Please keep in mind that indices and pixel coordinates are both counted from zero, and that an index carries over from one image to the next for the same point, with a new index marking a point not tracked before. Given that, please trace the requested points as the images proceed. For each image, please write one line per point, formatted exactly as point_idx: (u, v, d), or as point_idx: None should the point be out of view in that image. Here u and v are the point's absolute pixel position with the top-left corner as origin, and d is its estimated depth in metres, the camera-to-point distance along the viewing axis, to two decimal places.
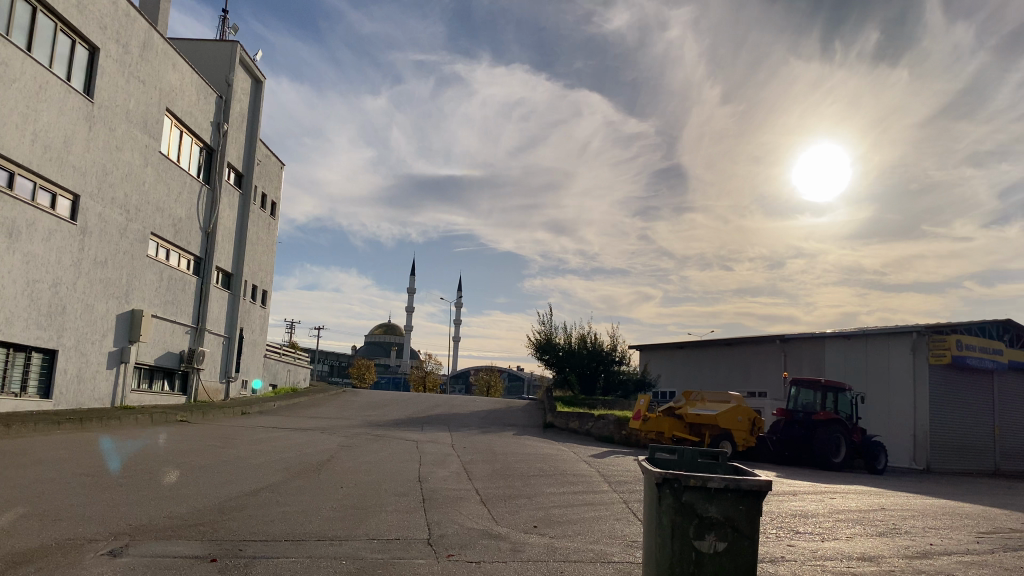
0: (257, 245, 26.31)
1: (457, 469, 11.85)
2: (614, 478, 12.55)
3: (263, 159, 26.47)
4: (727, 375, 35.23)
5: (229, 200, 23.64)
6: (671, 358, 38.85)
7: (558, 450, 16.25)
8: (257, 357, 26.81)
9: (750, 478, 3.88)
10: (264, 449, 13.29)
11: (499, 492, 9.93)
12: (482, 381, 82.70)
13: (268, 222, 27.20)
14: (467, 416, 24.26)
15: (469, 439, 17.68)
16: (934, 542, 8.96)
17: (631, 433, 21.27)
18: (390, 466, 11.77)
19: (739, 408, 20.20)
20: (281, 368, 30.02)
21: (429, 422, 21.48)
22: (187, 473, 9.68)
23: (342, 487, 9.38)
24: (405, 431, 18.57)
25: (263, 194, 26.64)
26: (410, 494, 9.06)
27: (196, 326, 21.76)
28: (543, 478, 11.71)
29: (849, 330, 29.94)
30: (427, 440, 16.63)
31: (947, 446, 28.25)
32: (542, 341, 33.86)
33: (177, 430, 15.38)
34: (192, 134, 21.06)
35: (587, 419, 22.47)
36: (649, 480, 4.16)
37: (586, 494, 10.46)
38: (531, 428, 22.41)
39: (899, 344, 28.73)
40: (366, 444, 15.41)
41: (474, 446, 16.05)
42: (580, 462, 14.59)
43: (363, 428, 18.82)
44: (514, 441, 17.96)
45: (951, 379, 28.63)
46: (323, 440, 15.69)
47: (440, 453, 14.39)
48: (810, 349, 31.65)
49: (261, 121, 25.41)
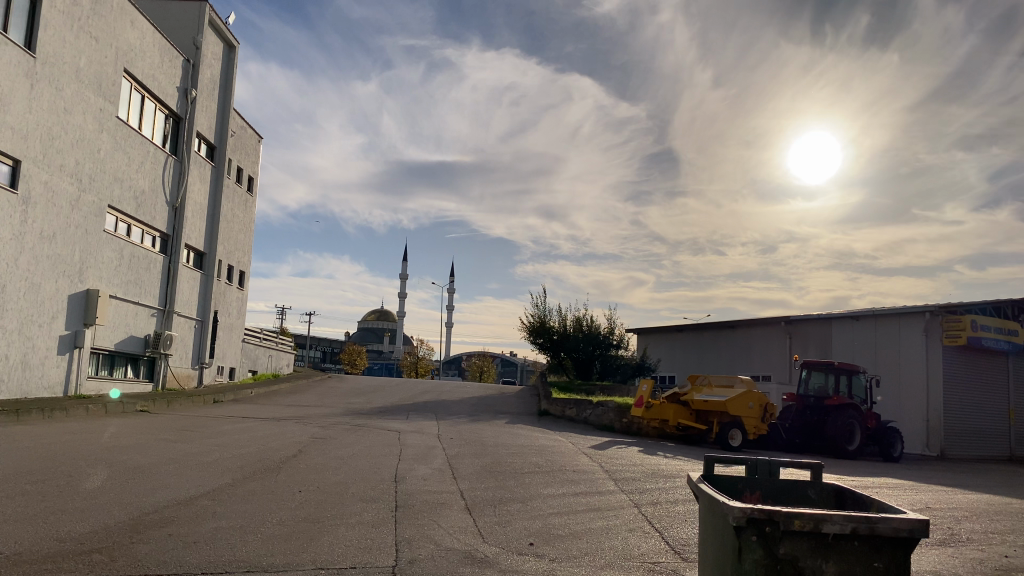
0: (232, 222, 24.69)
1: (440, 466, 10.36)
2: (619, 474, 11.09)
3: (238, 131, 24.83)
4: (731, 359, 33.79)
5: (200, 174, 22.03)
6: (671, 342, 37.39)
7: (557, 441, 14.76)
8: (234, 342, 25.27)
9: (893, 519, 2.95)
10: (226, 443, 11.82)
11: (487, 494, 8.45)
12: (476, 367, 81.21)
13: (244, 198, 25.57)
14: (458, 403, 22.75)
15: (459, 428, 16.19)
16: (1007, 553, 7.51)
17: (632, 421, 19.90)
18: (365, 463, 10.29)
19: (749, 394, 18.71)
20: (261, 353, 28.44)
21: (417, 410, 19.98)
22: (116, 477, 8.20)
23: (301, 492, 7.92)
24: (388, 420, 17.06)
25: (238, 168, 25.00)
26: (380, 501, 7.58)
27: (164, 309, 20.21)
28: (540, 475, 10.21)
29: (858, 311, 28.52)
30: (412, 431, 15.13)
31: (962, 432, 26.89)
32: (536, 324, 32.34)
33: (131, 422, 13.83)
34: (156, 100, 19.42)
35: (585, 406, 21.01)
36: (717, 519, 3.24)
37: (590, 496, 8.98)
38: (526, 416, 20.91)
39: (910, 325, 27.33)
40: (344, 435, 13.91)
41: (463, 437, 14.55)
42: (581, 455, 13.11)
43: (344, 418, 17.30)
44: (506, 431, 16.48)
45: (966, 361, 27.26)
46: (298, 432, 14.18)
47: (425, 446, 12.91)
48: (817, 331, 30.24)
49: (234, 89, 23.73)
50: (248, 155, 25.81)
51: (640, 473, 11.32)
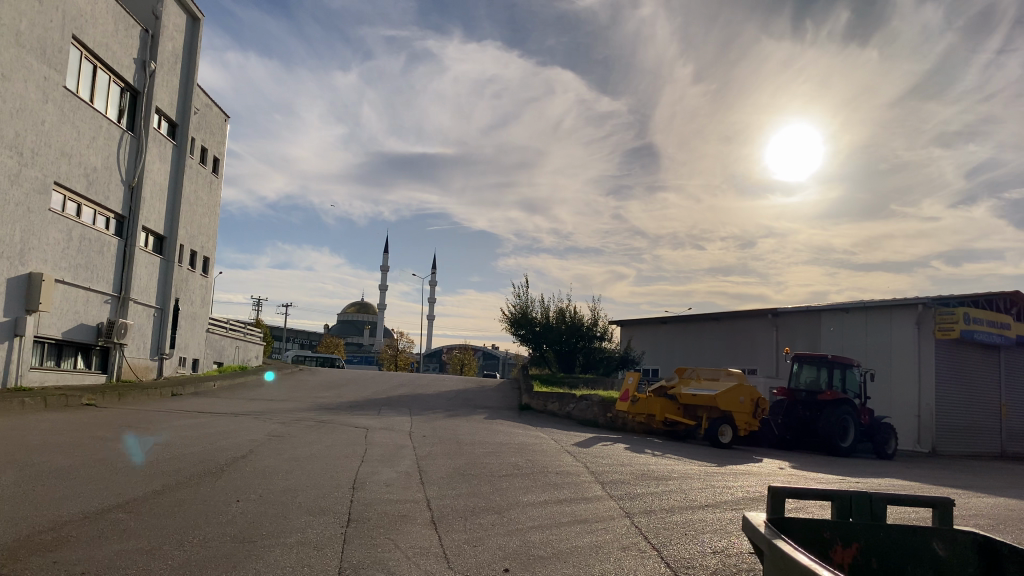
0: (196, 204, 23.40)
1: (406, 470, 9.23)
2: (606, 477, 10.02)
3: (203, 108, 23.51)
4: (716, 352, 32.89)
5: (160, 152, 20.71)
6: (655, 334, 36.44)
7: (537, 439, 13.67)
8: (198, 332, 23.99)
9: None
10: (170, 441, 10.62)
11: (458, 504, 7.34)
12: (456, 360, 80.11)
13: (209, 180, 24.26)
14: (432, 397, 21.62)
15: (432, 424, 15.07)
16: None
17: (617, 416, 18.94)
18: (322, 466, 9.15)
19: (739, 389, 17.71)
20: (228, 344, 27.13)
21: (389, 405, 18.83)
22: (22, 482, 7.00)
23: (239, 503, 6.77)
24: (357, 415, 15.93)
25: (202, 148, 23.69)
26: (331, 514, 6.46)
27: (119, 295, 18.89)
28: (518, 478, 9.13)
29: (849, 302, 27.68)
30: (380, 427, 14.00)
31: (954, 427, 26.10)
32: (517, 315, 31.24)
33: (71, 416, 12.59)
34: (110, 71, 18.09)
35: (567, 400, 19.96)
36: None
37: (575, 504, 7.89)
38: (505, 411, 19.81)
39: (902, 318, 26.51)
40: (306, 433, 12.76)
41: (436, 435, 13.43)
42: (564, 454, 12.05)
43: (309, 412, 16.12)
44: (485, 427, 15.37)
45: (959, 355, 26.46)
46: (256, 428, 13.02)
47: (394, 444, 11.81)
48: (805, 323, 29.40)
49: (198, 63, 22.39)
50: (214, 135, 24.51)
51: (629, 476, 10.27)
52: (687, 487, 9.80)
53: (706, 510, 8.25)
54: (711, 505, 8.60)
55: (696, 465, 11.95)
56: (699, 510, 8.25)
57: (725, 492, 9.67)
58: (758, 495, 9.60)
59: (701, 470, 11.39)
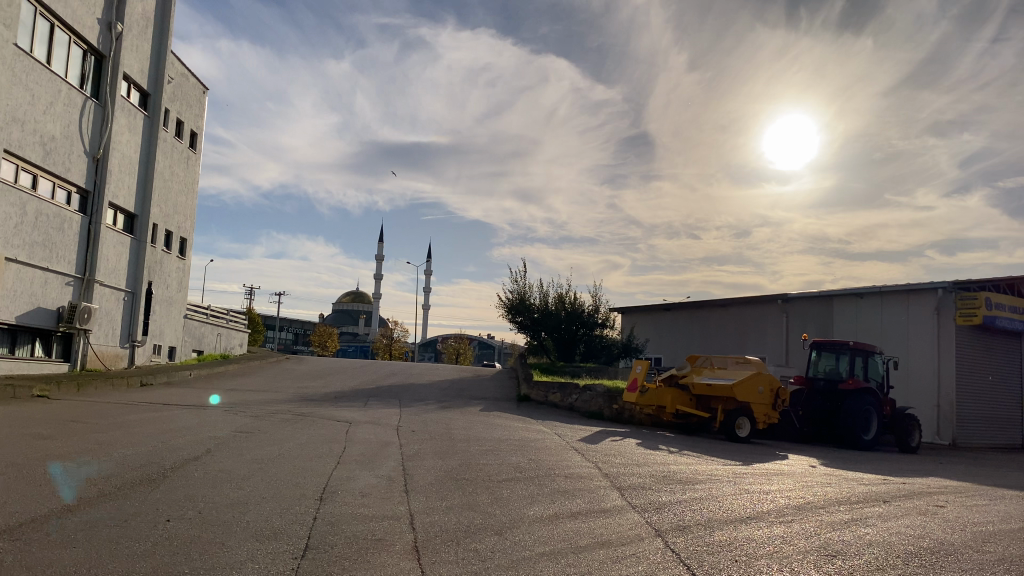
0: (171, 181, 21.87)
1: (388, 474, 7.79)
2: (623, 481, 8.58)
3: (178, 78, 21.95)
4: (721, 340, 31.52)
5: (129, 123, 19.17)
6: (658, 322, 35.03)
7: (541, 434, 12.25)
8: (174, 318, 22.47)
9: None
10: (114, 440, 9.14)
11: (448, 521, 5.90)
12: (452, 350, 78.68)
13: (186, 155, 22.71)
14: (424, 388, 20.19)
15: (422, 418, 13.64)
16: None
17: (624, 408, 17.55)
18: (288, 470, 7.70)
19: (758, 378, 16.28)
20: (208, 332, 25.64)
21: (376, 396, 17.35)
22: None
23: (168, 523, 5.32)
24: (340, 408, 14.49)
25: (177, 121, 22.15)
26: (283, 540, 5.03)
27: (83, 277, 17.36)
28: (521, 484, 7.71)
29: (863, 288, 26.30)
30: (364, 421, 12.56)
31: (975, 419, 24.74)
32: (514, 301, 29.79)
33: (9, 409, 11.09)
34: (68, 30, 16.55)
35: (570, 390, 18.52)
36: None
37: (592, 520, 6.45)
38: (502, 402, 18.36)
39: (919, 303, 25.14)
40: (280, 428, 11.32)
41: (426, 430, 12.01)
42: (572, 452, 10.65)
43: (287, 405, 14.64)
44: (481, 421, 13.92)
45: (980, 343, 25.09)
46: (223, 422, 11.57)
47: (378, 442, 10.38)
48: (816, 309, 28.03)
49: (171, 29, 20.82)
50: (190, 108, 22.95)
51: (649, 480, 8.85)
52: (719, 494, 8.38)
53: (750, 525, 6.84)
54: (754, 518, 7.18)
55: (721, 466, 10.57)
56: (742, 525, 6.83)
57: (764, 499, 8.26)
58: (804, 503, 8.16)
59: (729, 472, 10.00)
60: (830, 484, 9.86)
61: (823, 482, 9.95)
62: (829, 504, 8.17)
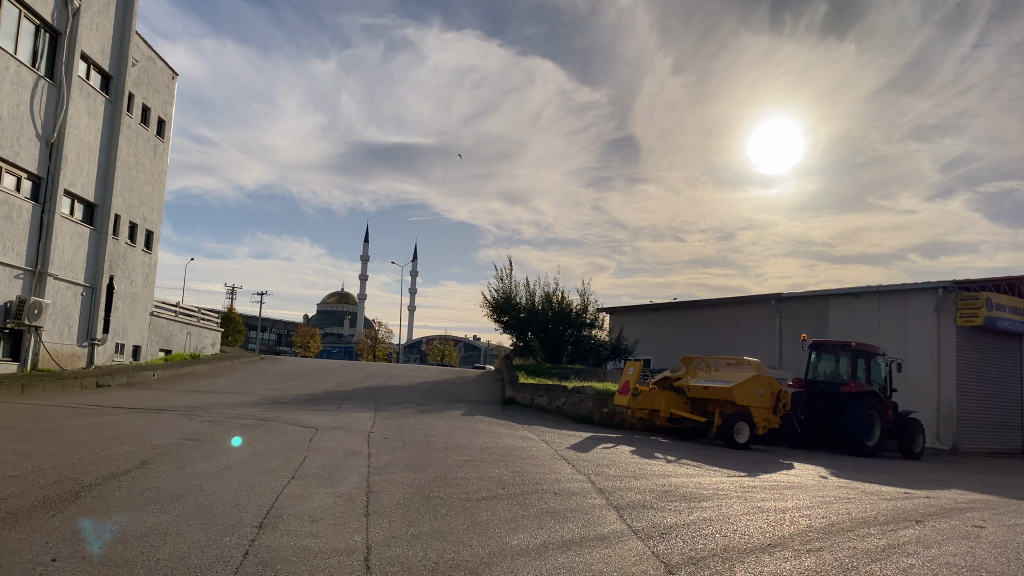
0: (136, 171, 20.64)
1: (349, 493, 6.69)
2: (621, 498, 7.51)
3: (144, 61, 20.72)
4: (713, 341, 30.56)
5: (88, 107, 17.95)
6: (648, 322, 34.04)
7: (527, 441, 11.16)
8: (140, 315, 21.24)
9: None
10: (38, 449, 7.99)
11: (412, 555, 4.80)
12: (437, 351, 77.48)
13: (153, 144, 21.48)
14: (403, 390, 19.07)
15: (398, 424, 12.52)
16: None
17: (615, 412, 16.51)
18: (231, 488, 6.59)
19: (758, 380, 15.27)
20: (177, 330, 24.37)
21: (351, 399, 16.19)
22: None
23: (54, 564, 4.19)
24: (309, 412, 13.37)
25: (144, 107, 20.93)
26: None
27: (34, 270, 16.15)
28: (503, 504, 6.61)
29: (860, 287, 25.40)
30: (332, 427, 11.44)
31: (975, 423, 23.86)
32: (500, 299, 28.67)
33: None
34: (18, 4, 15.37)
35: (558, 393, 17.45)
36: None
37: (587, 552, 5.37)
38: (486, 405, 17.26)
39: (918, 303, 24.24)
40: (237, 435, 10.16)
41: (400, 437, 10.91)
42: (562, 463, 9.56)
43: (253, 409, 13.47)
44: (463, 426, 12.83)
45: (981, 345, 24.21)
46: (174, 428, 10.43)
47: (345, 451, 9.27)
48: (811, 310, 27.10)
49: (135, 8, 19.61)
50: (158, 93, 21.71)
51: (650, 496, 7.77)
52: (731, 513, 7.32)
53: (775, 555, 5.77)
54: (777, 545, 6.12)
55: (726, 479, 9.52)
56: (765, 555, 5.76)
57: (783, 521, 7.19)
58: (830, 524, 7.11)
59: (737, 486, 8.95)
60: (850, 499, 8.82)
61: (841, 497, 8.93)
62: (858, 526, 7.12)
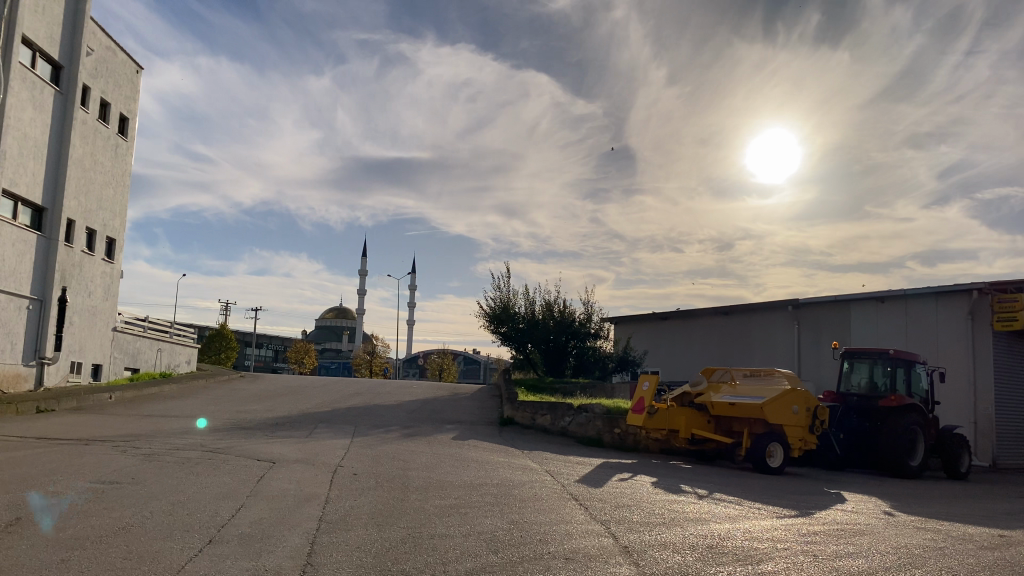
0: (95, 172, 18.78)
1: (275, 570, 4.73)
2: (656, 564, 5.57)
3: (102, 52, 18.88)
4: (726, 351, 28.62)
5: (33, 98, 16.12)
6: (656, 332, 32.12)
7: (529, 475, 9.17)
8: (99, 331, 19.32)
9: None
10: None
11: None
12: (436, 366, 75.51)
13: (114, 143, 19.63)
14: (389, 410, 17.13)
15: (375, 454, 10.57)
16: None
17: (627, 433, 14.57)
18: (108, 566, 4.65)
19: (792, 395, 13.30)
20: (145, 346, 22.40)
21: (329, 423, 14.23)
22: None
23: None
24: (270, 440, 11.41)
25: (102, 101, 19.09)
26: None
27: None
28: None
29: (886, 291, 23.49)
30: (292, 461, 9.47)
31: (1015, 437, 21.83)
32: (497, 309, 26.71)
33: None
34: None
35: (562, 411, 15.51)
36: None
37: None
38: (482, 427, 15.31)
39: (950, 307, 22.26)
40: (167, 474, 8.18)
41: (372, 472, 8.94)
42: (571, 506, 7.57)
43: (206, 437, 11.48)
44: (451, 455, 10.86)
45: (1019, 351, 22.22)
46: (93, 465, 8.47)
47: (296, 495, 7.29)
48: (831, 316, 25.17)
49: None
50: (120, 88, 19.88)
51: (692, 558, 5.83)
52: None
53: None
54: None
55: (781, 526, 7.56)
56: None
57: None
58: None
59: (797, 537, 7.00)
60: (944, 551, 6.85)
61: (929, 547, 6.95)
62: None
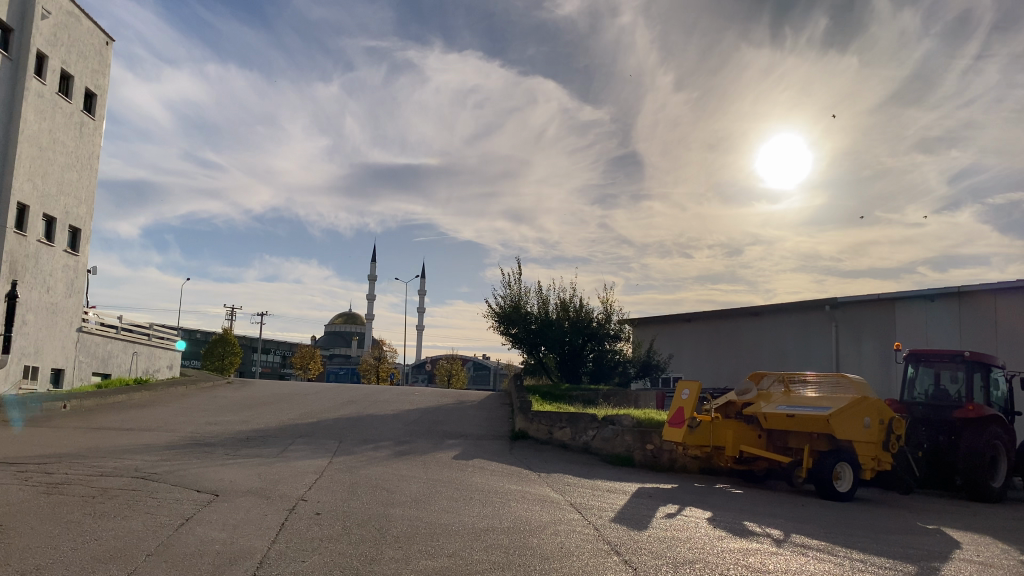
0: (55, 152, 16.69)
1: None
2: None
3: (62, 17, 16.81)
4: (757, 355, 26.35)
5: None
6: (680, 334, 29.84)
7: (550, 514, 6.95)
8: (61, 331, 17.20)
9: None
10: None
11: None
12: (444, 372, 73.29)
13: (78, 122, 17.51)
14: (383, 421, 14.92)
15: (354, 480, 8.37)
16: None
17: (661, 450, 12.35)
18: None
19: (864, 405, 11.00)
20: (117, 349, 20.25)
21: (310, 438, 12.02)
22: None
23: None
24: (227, 462, 9.21)
25: (63, 72, 17.00)
26: None
27: None
28: None
29: (938, 288, 21.16)
30: (240, 493, 7.25)
31: None
32: (507, 309, 24.47)
33: None
34: None
35: (584, 423, 13.30)
36: None
37: None
38: (491, 443, 13.11)
39: (1012, 304, 19.88)
40: (59, 516, 5.98)
41: (342, 510, 6.72)
42: (613, 568, 5.29)
43: (149, 458, 9.29)
44: (451, 481, 8.65)
45: None
46: None
47: (217, 555, 5.02)
48: (873, 316, 22.86)
49: None
50: (86, 60, 17.80)
51: None
52: None
53: None
54: None
55: None
56: None
57: None
58: None
59: None
60: None
61: None
62: None
